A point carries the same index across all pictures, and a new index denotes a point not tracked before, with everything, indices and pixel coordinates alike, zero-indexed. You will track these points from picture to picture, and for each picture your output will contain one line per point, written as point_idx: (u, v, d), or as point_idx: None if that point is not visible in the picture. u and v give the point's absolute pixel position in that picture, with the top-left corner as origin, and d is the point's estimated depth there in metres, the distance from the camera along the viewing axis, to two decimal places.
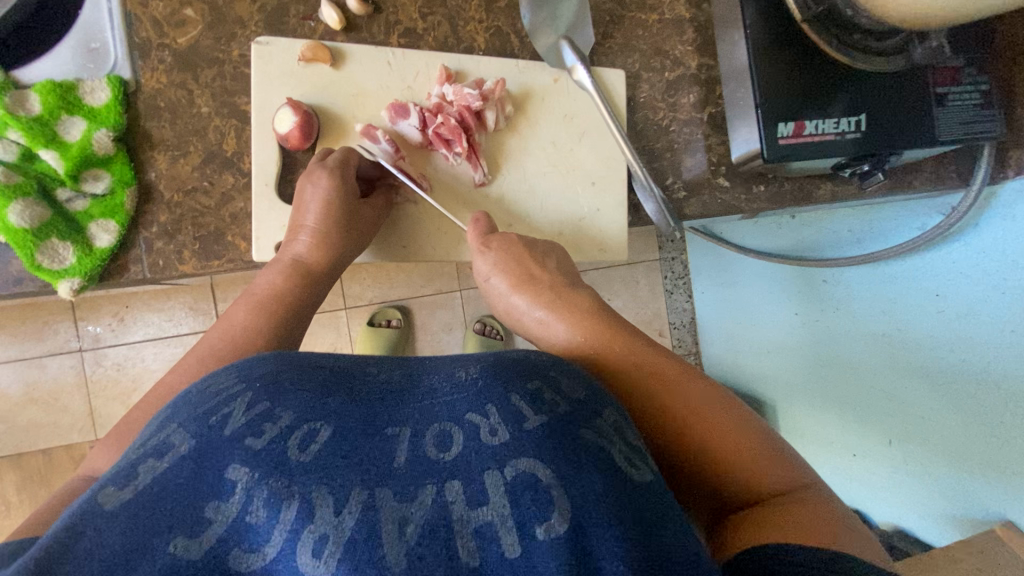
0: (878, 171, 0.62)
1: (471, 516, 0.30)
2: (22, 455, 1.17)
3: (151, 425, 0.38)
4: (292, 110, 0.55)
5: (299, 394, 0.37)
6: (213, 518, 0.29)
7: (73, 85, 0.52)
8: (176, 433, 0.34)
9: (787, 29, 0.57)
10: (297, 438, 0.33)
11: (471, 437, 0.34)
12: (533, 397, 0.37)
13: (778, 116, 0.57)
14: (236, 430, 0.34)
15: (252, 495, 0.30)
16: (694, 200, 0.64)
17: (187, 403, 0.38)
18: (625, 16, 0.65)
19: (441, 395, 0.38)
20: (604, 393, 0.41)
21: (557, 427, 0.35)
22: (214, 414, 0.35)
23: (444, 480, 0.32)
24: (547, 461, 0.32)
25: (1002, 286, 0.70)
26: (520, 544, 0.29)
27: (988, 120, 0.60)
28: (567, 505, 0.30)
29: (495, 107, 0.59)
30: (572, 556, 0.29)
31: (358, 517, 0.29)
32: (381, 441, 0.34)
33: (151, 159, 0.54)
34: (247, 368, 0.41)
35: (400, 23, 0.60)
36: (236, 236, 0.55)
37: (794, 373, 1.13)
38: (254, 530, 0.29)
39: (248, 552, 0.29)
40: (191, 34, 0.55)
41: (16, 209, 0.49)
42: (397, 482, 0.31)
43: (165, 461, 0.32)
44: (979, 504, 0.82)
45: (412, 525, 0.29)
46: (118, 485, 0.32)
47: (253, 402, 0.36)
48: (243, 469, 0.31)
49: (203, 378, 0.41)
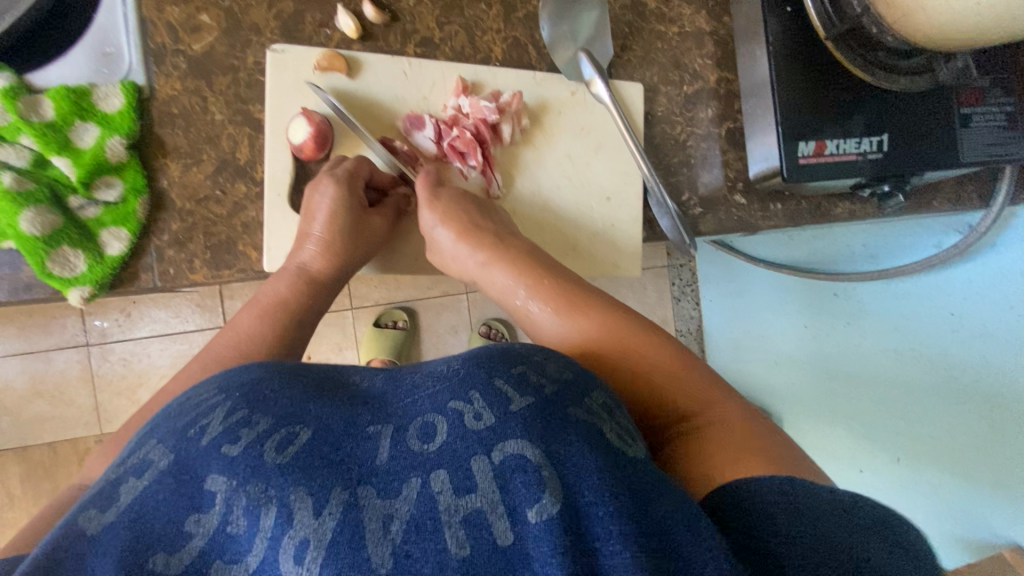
0: (899, 192, 0.60)
1: (459, 505, 0.30)
2: (27, 447, 1.17)
3: (133, 442, 0.37)
4: (306, 120, 0.54)
5: (280, 399, 0.35)
6: (192, 532, 0.29)
7: (87, 90, 0.51)
8: (154, 449, 0.34)
9: (811, 46, 0.56)
10: (274, 440, 0.32)
11: (456, 424, 0.33)
12: (518, 380, 0.36)
13: (799, 134, 0.56)
14: (213, 438, 0.32)
15: (232, 504, 0.29)
16: (710, 216, 0.63)
17: (166, 418, 0.37)
18: (645, 27, 0.64)
19: (424, 389, 0.36)
20: (590, 375, 0.40)
21: (543, 409, 0.34)
22: (193, 426, 0.34)
23: (429, 472, 0.31)
24: (535, 441, 0.32)
25: (1014, 306, 0.70)
26: (512, 530, 0.29)
27: (1014, 143, 0.59)
28: (557, 487, 0.30)
29: (511, 120, 0.58)
30: (566, 536, 0.29)
31: (340, 517, 0.29)
32: (361, 439, 0.32)
33: (164, 167, 0.53)
34: (229, 377, 0.39)
35: (417, 33, 0.59)
36: (247, 245, 0.55)
37: (800, 384, 1.13)
38: (236, 541, 0.29)
39: (229, 564, 0.28)
40: (207, 40, 0.54)
41: (27, 216, 0.48)
42: (381, 480, 0.30)
43: (144, 478, 0.32)
44: (985, 519, 0.80)
45: (398, 521, 0.29)
46: (99, 507, 0.31)
47: (231, 410, 0.34)
48: (222, 479, 0.30)
49: (185, 392, 0.40)
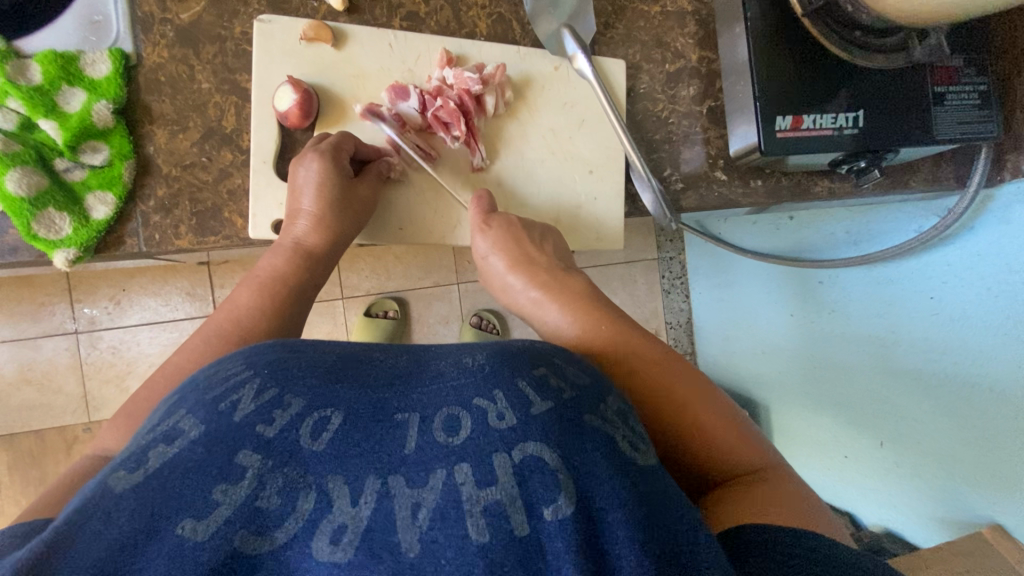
0: (875, 168, 0.61)
1: (480, 496, 0.30)
2: (15, 435, 1.17)
3: (158, 412, 0.38)
4: (292, 88, 0.55)
5: (307, 380, 0.36)
6: (220, 501, 0.29)
7: (74, 56, 0.52)
8: (185, 419, 0.34)
9: (786, 21, 0.57)
10: (308, 425, 0.33)
11: (479, 421, 0.33)
12: (540, 382, 0.36)
13: (776, 109, 0.57)
14: (246, 416, 0.33)
15: (266, 480, 0.30)
16: (691, 192, 0.65)
17: (195, 390, 0.37)
18: (628, 7, 0.65)
19: (448, 379, 0.37)
20: (605, 381, 0.41)
21: (562, 414, 0.34)
22: (223, 400, 0.34)
23: (453, 464, 0.31)
24: (554, 444, 0.32)
25: (991, 288, 0.71)
26: (529, 524, 0.30)
27: (986, 120, 0.61)
28: (573, 490, 0.31)
29: (494, 92, 0.59)
30: (579, 536, 0.30)
31: (375, 507, 0.30)
32: (390, 428, 0.33)
33: (150, 134, 0.54)
34: (255, 353, 0.40)
35: (402, 7, 0.60)
36: (233, 213, 0.55)
37: (786, 374, 1.15)
38: (268, 516, 0.29)
39: (257, 536, 0.29)
40: (193, 10, 0.55)
41: (13, 177, 0.49)
42: (408, 469, 0.31)
43: (174, 446, 0.32)
44: (966, 504, 0.82)
45: (424, 510, 0.30)
46: (127, 469, 0.31)
47: (262, 389, 0.35)
48: (255, 457, 0.31)
49: (211, 365, 0.40)
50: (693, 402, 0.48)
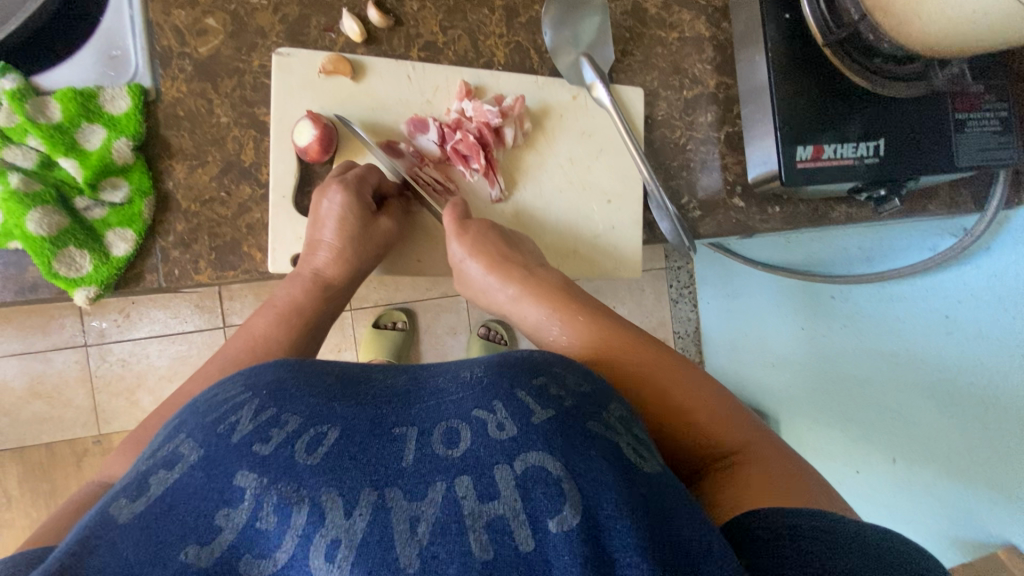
0: (895, 197, 0.61)
1: (482, 510, 0.30)
2: (25, 448, 1.17)
3: (161, 435, 0.38)
4: (311, 122, 0.54)
5: (305, 399, 0.36)
6: (223, 525, 0.29)
7: (94, 92, 0.52)
8: (185, 443, 0.34)
9: (807, 50, 0.56)
10: (304, 441, 0.32)
11: (479, 433, 0.33)
12: (540, 392, 0.36)
13: (797, 138, 0.57)
14: (244, 437, 0.33)
15: (262, 501, 0.29)
16: (709, 219, 0.64)
17: (195, 413, 0.37)
18: (645, 33, 0.65)
19: (448, 394, 0.37)
20: (608, 390, 0.41)
21: (562, 423, 0.34)
22: (222, 422, 0.34)
23: (453, 477, 0.31)
24: (557, 454, 0.32)
25: (1010, 308, 0.70)
26: (534, 538, 0.29)
27: (1005, 147, 0.60)
28: (579, 498, 0.30)
29: (514, 124, 0.59)
30: (586, 547, 0.29)
31: (370, 519, 0.29)
32: (388, 442, 0.33)
33: (169, 169, 0.54)
34: (254, 374, 0.40)
35: (420, 37, 0.60)
36: (252, 246, 0.55)
37: (795, 387, 1.15)
38: (266, 536, 0.29)
39: (258, 559, 0.28)
40: (212, 44, 0.55)
41: (34, 217, 0.49)
42: (407, 481, 0.30)
43: (175, 472, 0.32)
44: (981, 521, 0.81)
45: (423, 523, 0.29)
46: (130, 497, 0.31)
47: (260, 409, 0.35)
48: (252, 476, 0.30)
49: (212, 387, 0.40)
50: (685, 386, 0.48)
